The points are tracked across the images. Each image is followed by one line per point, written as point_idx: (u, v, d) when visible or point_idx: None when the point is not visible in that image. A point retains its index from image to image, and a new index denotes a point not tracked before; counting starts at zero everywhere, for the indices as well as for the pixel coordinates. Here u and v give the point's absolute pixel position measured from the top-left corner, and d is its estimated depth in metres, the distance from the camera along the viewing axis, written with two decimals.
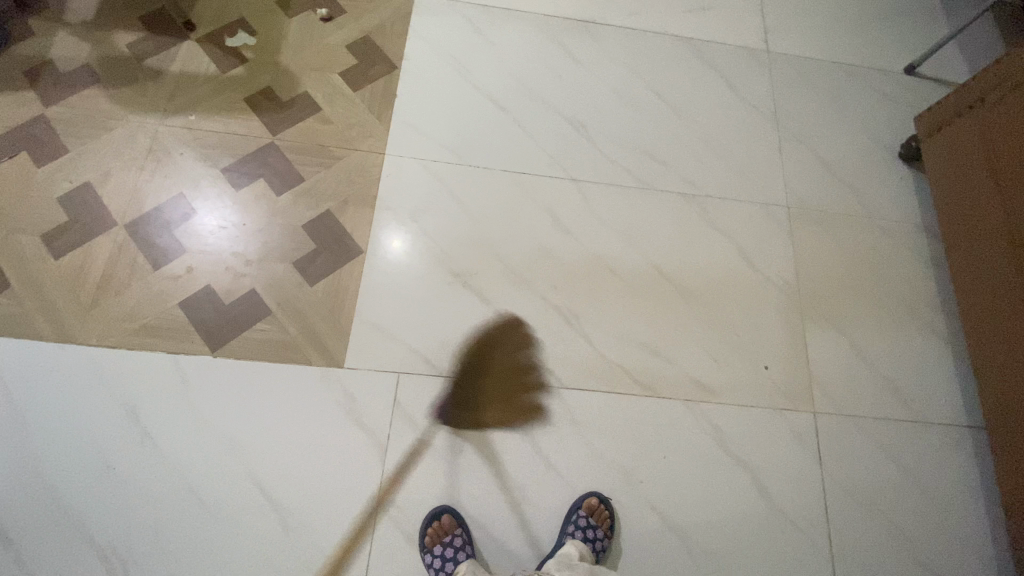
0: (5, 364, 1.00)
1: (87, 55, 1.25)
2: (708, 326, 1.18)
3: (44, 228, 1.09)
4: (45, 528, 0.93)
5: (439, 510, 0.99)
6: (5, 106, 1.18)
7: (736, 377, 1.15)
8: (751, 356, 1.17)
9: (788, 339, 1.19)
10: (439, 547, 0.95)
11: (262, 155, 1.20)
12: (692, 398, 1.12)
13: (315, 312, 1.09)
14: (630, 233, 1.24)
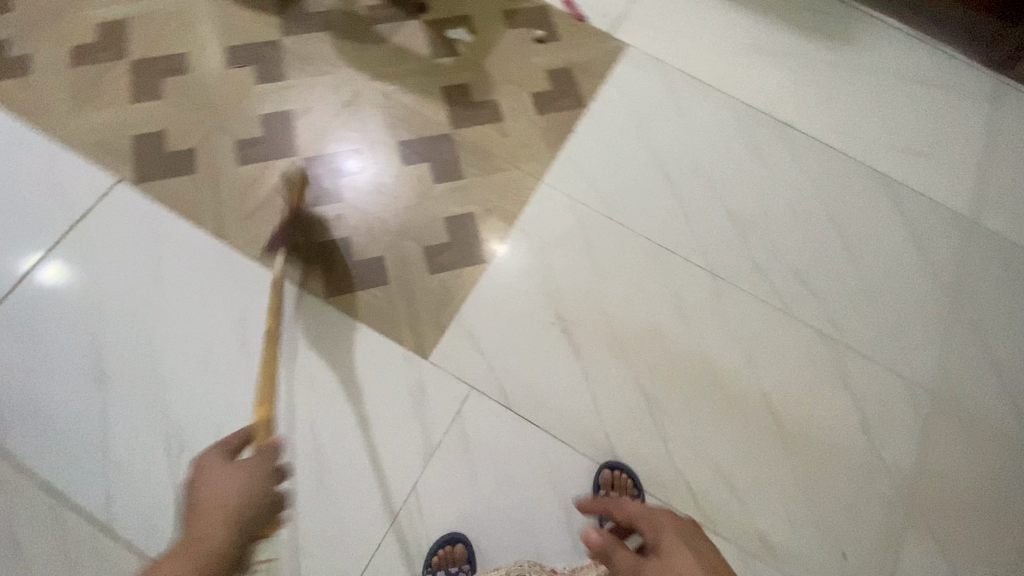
0: (168, 237, 1.14)
1: (332, 4, 1.40)
2: (796, 485, 1.06)
3: (242, 136, 1.23)
4: (138, 388, 1.04)
5: (455, 537, 0.98)
6: (255, 25, 1.35)
7: (803, 549, 1.03)
8: (828, 534, 1.04)
9: (877, 536, 1.05)
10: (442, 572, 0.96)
11: (435, 141, 1.27)
12: (747, 550, 1.02)
13: (422, 301, 1.13)
14: (747, 353, 1.16)
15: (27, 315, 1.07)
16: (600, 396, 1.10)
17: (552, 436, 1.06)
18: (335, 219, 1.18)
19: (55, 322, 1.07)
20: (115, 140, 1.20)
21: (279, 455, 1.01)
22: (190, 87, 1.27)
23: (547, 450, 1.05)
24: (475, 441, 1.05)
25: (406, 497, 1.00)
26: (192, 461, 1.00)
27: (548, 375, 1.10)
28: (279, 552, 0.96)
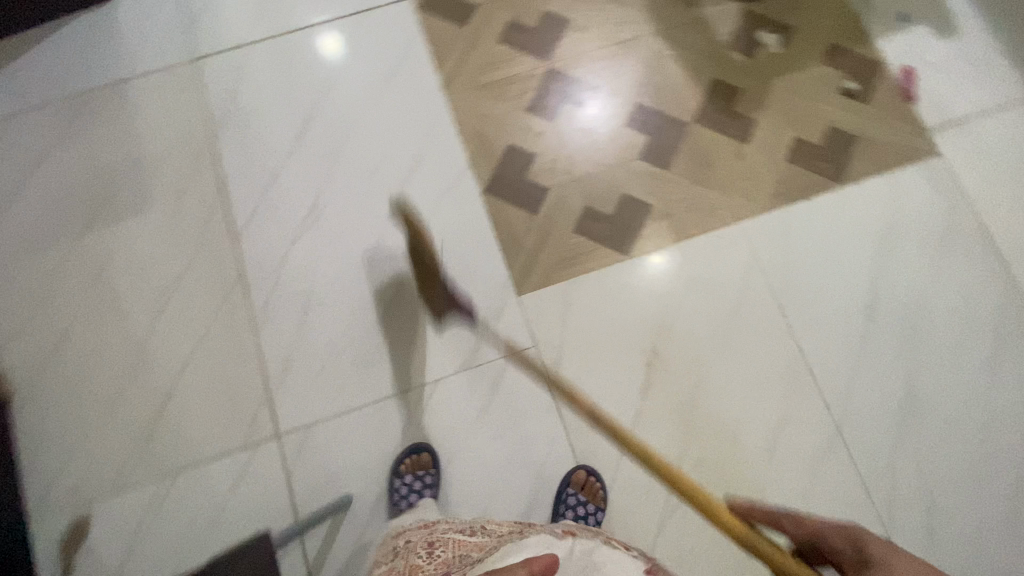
0: (410, 63, 1.24)
1: None
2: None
3: (517, 16, 1.26)
4: (315, 159, 1.17)
5: (420, 444, 1.01)
6: None
7: None
8: None
9: None
10: (410, 475, 0.98)
11: (669, 124, 1.19)
12: None
13: (551, 250, 1.11)
14: (799, 525, 1.00)
15: (285, 55, 1.24)
16: None
17: (567, 441, 1.02)
18: (535, 134, 1.18)
19: (296, 72, 1.23)
20: None
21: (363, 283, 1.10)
22: None
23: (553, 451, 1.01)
24: (503, 393, 1.04)
25: (423, 390, 1.04)
26: (309, 239, 1.12)
27: (604, 392, 1.04)
28: (309, 351, 1.06)
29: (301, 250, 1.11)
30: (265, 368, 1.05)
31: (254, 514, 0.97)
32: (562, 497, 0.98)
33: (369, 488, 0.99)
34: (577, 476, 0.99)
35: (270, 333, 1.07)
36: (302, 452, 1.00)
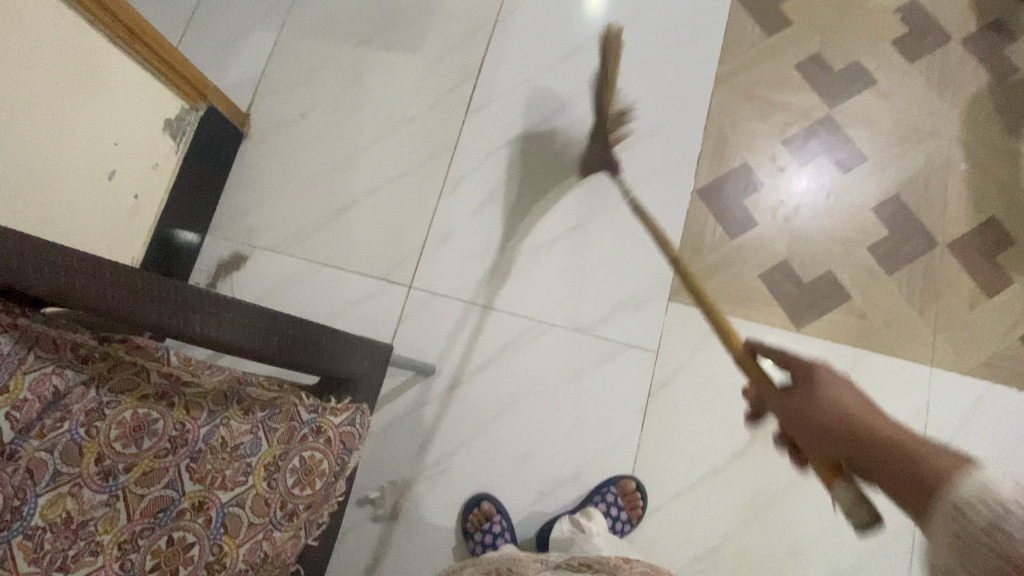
0: (699, 37, 1.19)
1: None
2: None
3: (826, 48, 1.16)
4: (564, 79, 1.19)
5: (479, 496, 0.99)
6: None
7: None
8: None
9: None
10: (479, 532, 0.95)
11: (917, 232, 1.06)
12: None
13: (719, 280, 1.06)
14: None
15: None
16: (684, 496, 0.97)
17: (632, 451, 1.00)
18: (772, 169, 1.12)
19: None
20: None
21: (540, 209, 1.12)
22: None
23: (610, 451, 1.00)
24: (600, 374, 1.03)
25: (534, 328, 1.06)
26: (518, 146, 1.16)
27: (688, 434, 1.00)
28: (465, 237, 1.12)
29: (507, 152, 1.16)
30: (427, 228, 1.13)
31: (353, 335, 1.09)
32: (600, 487, 0.97)
33: (446, 374, 1.05)
34: (624, 483, 0.97)
35: (445, 205, 1.14)
36: (415, 312, 1.09)
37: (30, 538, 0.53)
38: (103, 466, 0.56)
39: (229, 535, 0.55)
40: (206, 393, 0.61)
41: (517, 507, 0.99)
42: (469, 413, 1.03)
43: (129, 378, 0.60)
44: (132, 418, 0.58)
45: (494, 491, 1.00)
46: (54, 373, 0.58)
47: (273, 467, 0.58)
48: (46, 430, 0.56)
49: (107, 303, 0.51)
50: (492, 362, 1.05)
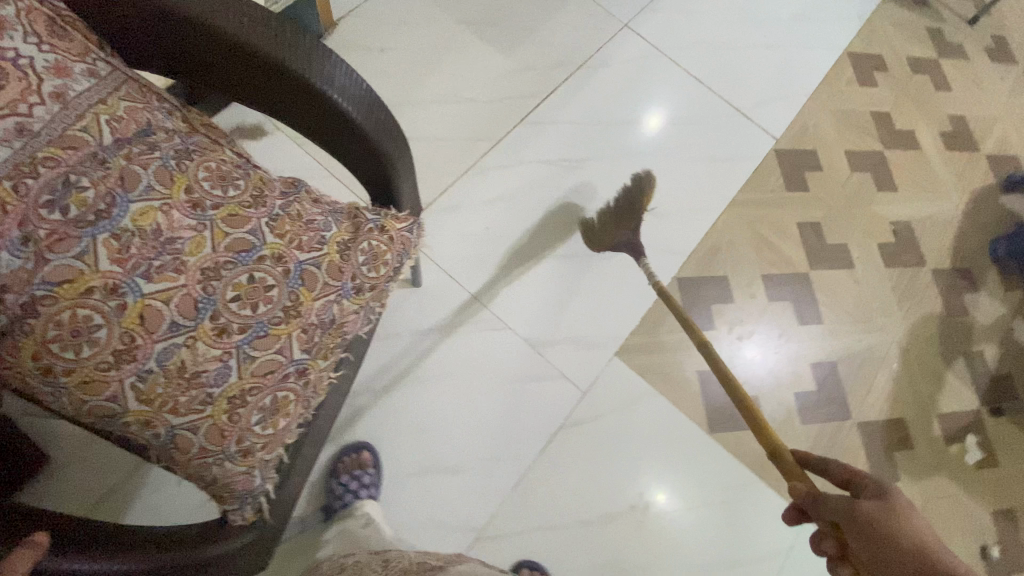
0: (733, 165, 1.34)
1: (987, 317, 1.29)
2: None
3: (827, 223, 1.32)
4: (613, 138, 1.31)
5: (362, 444, 0.98)
6: (946, 243, 1.36)
7: None
8: None
9: None
10: (345, 477, 0.94)
11: (837, 401, 1.17)
12: None
13: (665, 359, 1.13)
14: None
15: (671, 77, 1.41)
16: (548, 530, 0.97)
17: (522, 469, 1.01)
18: (747, 292, 1.22)
19: (664, 90, 1.39)
20: (813, 132, 1.42)
21: (542, 225, 1.19)
22: (869, 187, 1.39)
23: (502, 459, 1.01)
24: (525, 388, 1.06)
25: (488, 320, 1.10)
26: (551, 167, 1.24)
27: (577, 477, 1.01)
28: (468, 216, 1.17)
29: (538, 166, 1.24)
30: (439, 192, 1.18)
31: None
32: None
33: (390, 322, 1.07)
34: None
35: (465, 181, 1.20)
36: None
37: (122, 236, 0.56)
38: (193, 197, 0.60)
39: (304, 285, 0.62)
40: (273, 176, 0.67)
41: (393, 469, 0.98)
42: (393, 365, 1.04)
43: (209, 140, 0.64)
44: (217, 166, 0.63)
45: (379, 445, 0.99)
46: (147, 108, 0.60)
47: (346, 245, 0.66)
48: (142, 156, 0.58)
49: (244, 38, 0.60)
50: (436, 332, 1.07)
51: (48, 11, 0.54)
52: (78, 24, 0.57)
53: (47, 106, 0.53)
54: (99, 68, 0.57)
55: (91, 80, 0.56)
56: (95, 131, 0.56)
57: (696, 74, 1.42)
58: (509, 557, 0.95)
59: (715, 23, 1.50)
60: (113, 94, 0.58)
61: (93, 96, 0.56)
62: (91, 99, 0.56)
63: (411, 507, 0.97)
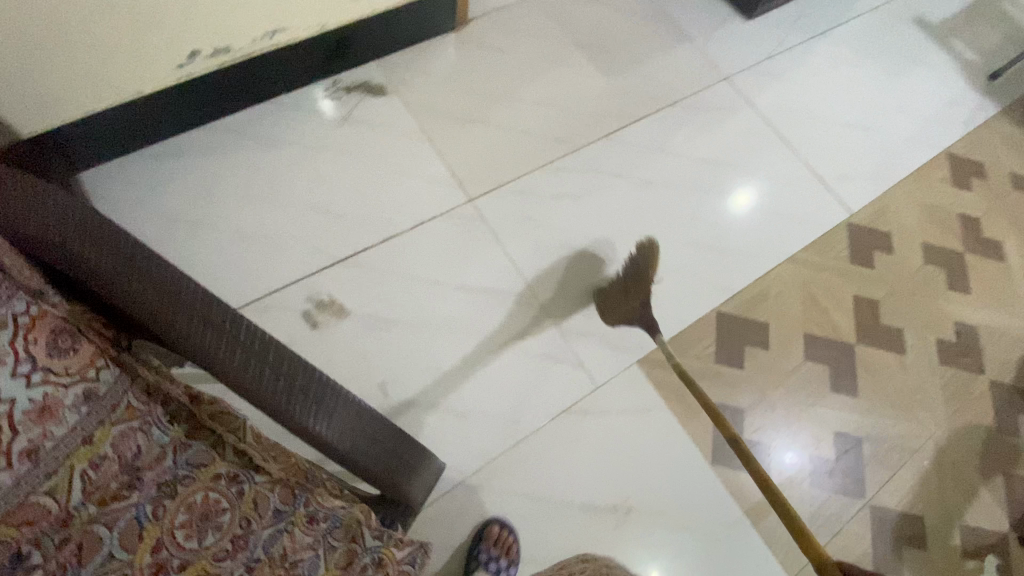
0: (801, 225, 1.36)
1: None
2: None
3: (886, 304, 1.30)
4: (689, 172, 1.37)
5: None
6: (1012, 359, 1.29)
7: None
8: None
9: None
10: None
11: (854, 478, 1.13)
12: None
13: (685, 381, 1.14)
14: None
15: (760, 134, 1.46)
16: (529, 501, 1.00)
17: (521, 436, 1.05)
18: (786, 345, 1.21)
19: (749, 144, 1.44)
20: (891, 216, 1.42)
21: (600, 230, 1.26)
22: (940, 283, 1.35)
23: (504, 422, 1.05)
24: (544, 366, 1.11)
25: (527, 298, 1.17)
26: (623, 181, 1.32)
27: (570, 461, 1.04)
28: (536, 204, 1.26)
29: (611, 179, 1.32)
30: (517, 176, 1.28)
31: (406, 195, 1.23)
32: (472, 552, 0.94)
33: (440, 272, 1.17)
34: (488, 531, 0.95)
35: (542, 174, 1.30)
36: (458, 217, 1.22)
37: None
38: (157, 556, 0.57)
39: None
40: (275, 484, 0.63)
41: (406, 398, 1.05)
42: (432, 311, 1.13)
43: (206, 447, 0.64)
44: (200, 504, 0.60)
45: (400, 375, 1.07)
46: (139, 431, 0.62)
47: None
48: (110, 503, 0.59)
49: (240, 379, 0.52)
50: (479, 294, 1.16)
51: (58, 322, 0.59)
52: (90, 336, 0.61)
53: (11, 471, 0.54)
54: (98, 384, 0.61)
55: (82, 408, 0.59)
56: (64, 490, 0.58)
57: (785, 137, 1.47)
58: (485, 513, 0.99)
59: (815, 97, 1.55)
60: (99, 424, 0.60)
61: (72, 441, 0.58)
62: (72, 441, 0.58)
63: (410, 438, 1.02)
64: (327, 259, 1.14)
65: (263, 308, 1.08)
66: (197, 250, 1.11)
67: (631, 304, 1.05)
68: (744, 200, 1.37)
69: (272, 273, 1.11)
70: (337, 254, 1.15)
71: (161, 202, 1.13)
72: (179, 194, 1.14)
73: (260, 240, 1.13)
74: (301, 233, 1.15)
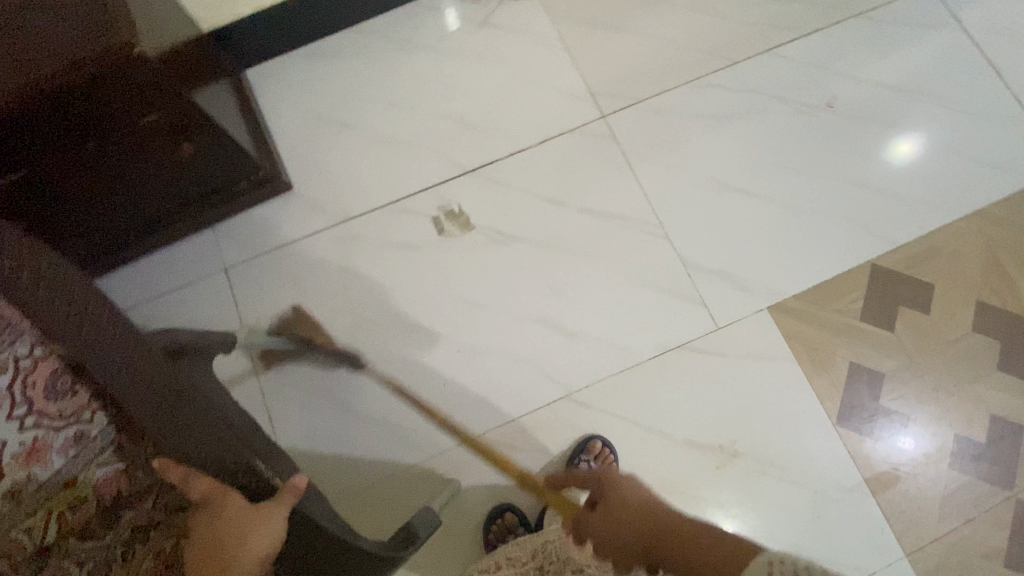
0: (1000, 175, 1.13)
1: None
2: (440, 540, 0.99)
3: None
4: (863, 101, 1.18)
5: (503, 508, 0.99)
6: None
7: (420, 489, 1.01)
8: (426, 496, 1.01)
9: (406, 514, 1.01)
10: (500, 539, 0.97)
11: (1007, 467, 0.99)
12: (446, 452, 1.02)
13: (820, 334, 1.04)
14: None
15: (962, 56, 1.20)
16: (631, 427, 1.01)
17: (632, 364, 1.04)
18: (949, 312, 1.06)
19: (946, 70, 1.19)
20: None
21: (742, 160, 1.14)
22: None
23: (614, 348, 1.04)
24: (663, 299, 1.06)
25: (651, 227, 1.11)
26: (779, 107, 1.17)
27: (677, 397, 1.02)
28: (672, 126, 1.16)
29: (763, 102, 1.17)
30: (657, 94, 1.18)
31: (537, 108, 1.19)
32: (573, 460, 0.98)
33: (565, 191, 1.14)
34: (590, 445, 0.99)
35: (684, 92, 1.18)
36: (588, 135, 1.17)
37: None
38: None
39: None
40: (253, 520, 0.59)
41: (521, 312, 1.08)
42: (553, 230, 1.12)
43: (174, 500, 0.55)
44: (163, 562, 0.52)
45: (515, 289, 1.09)
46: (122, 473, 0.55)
47: None
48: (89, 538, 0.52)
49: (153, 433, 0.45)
50: (600, 218, 1.12)
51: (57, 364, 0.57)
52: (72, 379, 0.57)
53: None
54: (91, 427, 0.56)
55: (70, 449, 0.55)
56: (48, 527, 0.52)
57: (996, 62, 1.19)
58: (586, 430, 1.02)
59: None
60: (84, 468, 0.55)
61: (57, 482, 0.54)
62: (56, 483, 0.54)
63: (520, 350, 1.06)
64: (456, 169, 1.16)
65: (395, 210, 1.14)
66: (341, 150, 1.17)
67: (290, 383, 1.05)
68: (920, 137, 1.15)
69: (404, 178, 1.16)
70: (465, 165, 1.16)
71: (312, 101, 1.20)
72: (329, 94, 1.20)
73: (394, 145, 1.17)
74: (433, 141, 1.18)
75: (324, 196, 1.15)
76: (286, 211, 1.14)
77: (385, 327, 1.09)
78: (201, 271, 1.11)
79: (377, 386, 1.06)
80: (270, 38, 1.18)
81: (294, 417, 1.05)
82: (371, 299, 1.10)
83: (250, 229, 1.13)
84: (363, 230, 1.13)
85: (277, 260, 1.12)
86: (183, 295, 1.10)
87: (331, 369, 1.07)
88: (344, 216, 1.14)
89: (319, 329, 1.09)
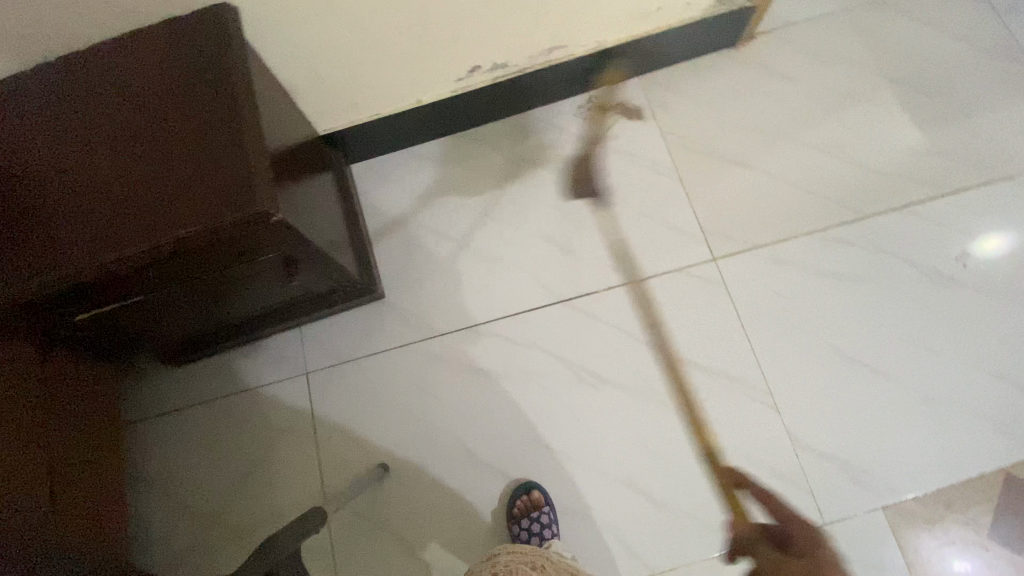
0: None
1: None
2: None
3: None
4: (1011, 277, 1.06)
5: None
6: None
7: None
8: None
9: None
10: (525, 520, 0.96)
11: None
12: None
13: (939, 547, 0.94)
14: None
15: None
16: None
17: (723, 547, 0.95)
18: None
19: None
20: None
21: (865, 326, 1.05)
22: None
23: (705, 525, 0.97)
24: (764, 478, 0.98)
25: (761, 394, 1.02)
26: (912, 272, 1.07)
27: None
28: (789, 278, 1.08)
29: (896, 266, 1.08)
30: (776, 240, 1.10)
31: (644, 242, 1.13)
32: None
33: (667, 335, 1.07)
34: None
35: (805, 243, 1.10)
36: (697, 278, 1.09)
37: None
38: None
39: None
40: None
41: (606, 466, 1.01)
42: (650, 379, 1.05)
43: None
44: None
45: (604, 438, 1.02)
46: None
47: None
48: None
49: None
50: (702, 372, 1.04)
51: None
52: None
53: None
54: None
55: None
56: None
57: None
58: None
59: None
60: None
61: None
62: None
63: (603, 511, 0.99)
64: (552, 297, 1.11)
65: (484, 332, 1.10)
66: (437, 262, 1.14)
67: (358, 510, 1.02)
68: (1005, 244, 1.08)
69: (498, 299, 1.11)
70: (562, 293, 1.11)
71: (413, 206, 1.17)
72: (430, 201, 1.17)
73: (490, 262, 1.13)
74: (532, 262, 1.13)
75: (414, 308, 1.11)
76: (375, 320, 1.11)
77: (462, 460, 1.03)
78: (281, 371, 1.09)
79: (449, 525, 1.01)
80: (380, 141, 1.17)
81: (358, 546, 1.00)
82: (450, 427, 1.05)
83: (337, 338, 1.10)
84: (449, 351, 1.09)
85: (359, 374, 1.08)
86: (263, 396, 1.08)
87: (400, 503, 1.02)
88: (433, 332, 1.10)
89: (393, 452, 1.05)
